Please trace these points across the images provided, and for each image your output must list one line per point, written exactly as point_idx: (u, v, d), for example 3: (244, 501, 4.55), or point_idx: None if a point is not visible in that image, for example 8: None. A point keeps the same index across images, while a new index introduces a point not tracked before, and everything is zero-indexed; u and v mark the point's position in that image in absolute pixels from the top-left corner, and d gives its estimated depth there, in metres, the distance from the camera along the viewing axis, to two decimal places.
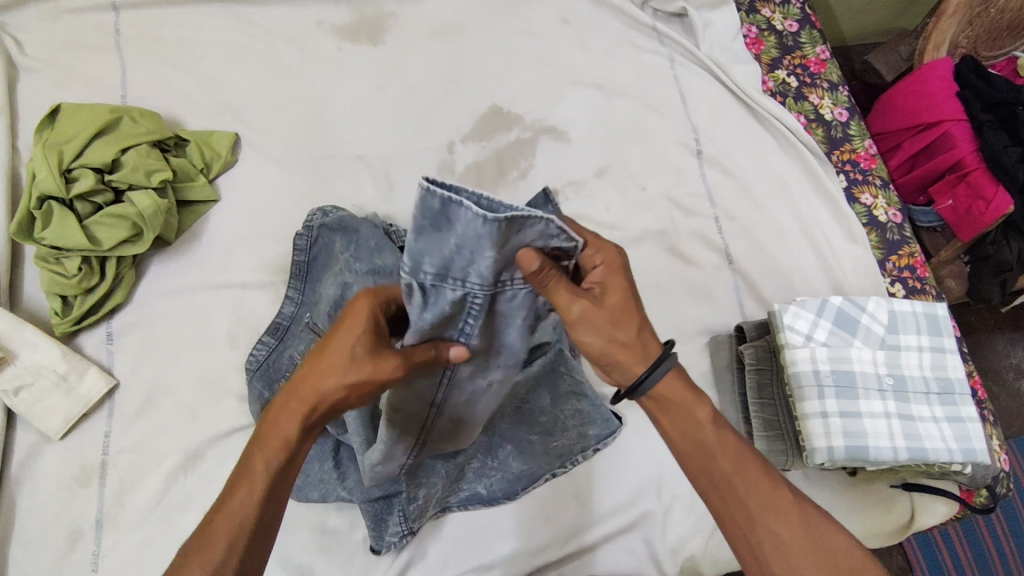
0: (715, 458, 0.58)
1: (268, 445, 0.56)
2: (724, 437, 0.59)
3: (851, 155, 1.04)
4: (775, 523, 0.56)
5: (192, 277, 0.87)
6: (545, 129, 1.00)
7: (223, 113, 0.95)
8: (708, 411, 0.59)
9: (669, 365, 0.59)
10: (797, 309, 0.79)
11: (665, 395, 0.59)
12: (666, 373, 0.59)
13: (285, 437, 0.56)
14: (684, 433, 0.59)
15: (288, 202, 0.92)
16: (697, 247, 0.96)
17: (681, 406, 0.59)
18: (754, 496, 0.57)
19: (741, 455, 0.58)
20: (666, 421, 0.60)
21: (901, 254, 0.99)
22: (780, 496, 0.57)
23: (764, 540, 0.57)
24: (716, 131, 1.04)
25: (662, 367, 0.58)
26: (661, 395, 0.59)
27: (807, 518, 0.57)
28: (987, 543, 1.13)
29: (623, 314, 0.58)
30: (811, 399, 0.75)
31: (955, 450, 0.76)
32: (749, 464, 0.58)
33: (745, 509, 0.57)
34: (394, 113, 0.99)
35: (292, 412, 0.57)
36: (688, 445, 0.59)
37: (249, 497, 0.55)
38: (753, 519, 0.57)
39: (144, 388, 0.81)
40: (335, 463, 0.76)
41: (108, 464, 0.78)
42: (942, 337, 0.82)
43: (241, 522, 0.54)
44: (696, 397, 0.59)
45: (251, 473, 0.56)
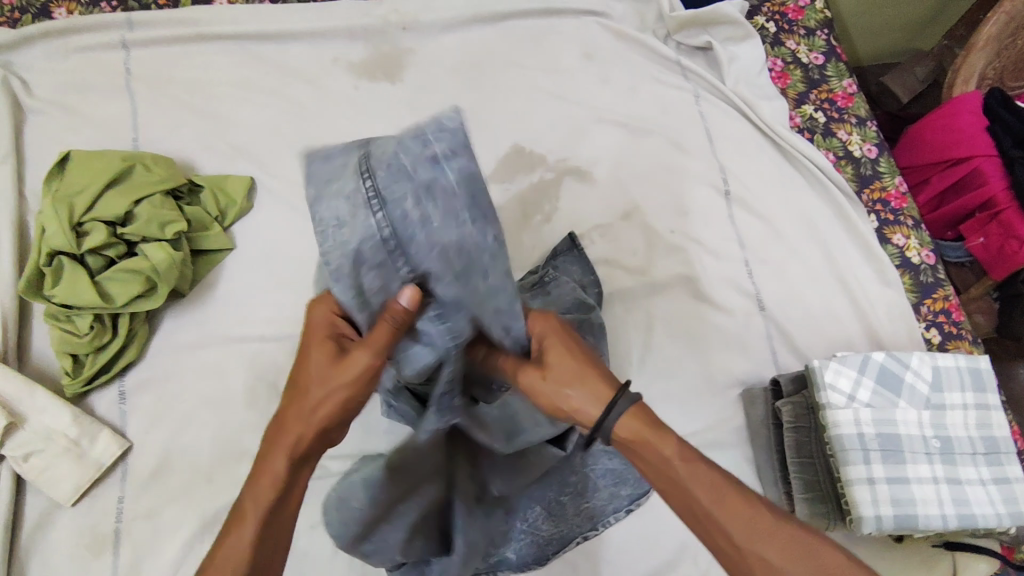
0: (687, 490, 0.49)
1: (255, 485, 0.50)
2: (695, 467, 0.49)
3: (881, 194, 1.01)
4: (765, 551, 0.47)
5: (207, 331, 0.83)
6: (568, 169, 0.97)
7: (237, 156, 0.92)
8: (675, 445, 0.49)
9: (628, 404, 0.50)
10: (838, 366, 0.76)
11: (632, 433, 0.50)
12: (630, 409, 0.50)
13: (272, 475, 0.50)
14: (655, 472, 0.50)
15: (305, 250, 0.88)
16: (727, 292, 0.93)
17: (644, 444, 0.50)
18: (741, 530, 0.48)
19: (717, 482, 0.49)
20: (640, 458, 0.50)
21: (936, 297, 0.96)
22: (767, 521, 0.48)
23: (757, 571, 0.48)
24: (743, 170, 1.01)
25: (611, 420, 0.50)
26: (627, 436, 0.50)
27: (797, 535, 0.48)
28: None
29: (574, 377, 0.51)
30: (857, 464, 0.72)
31: (1004, 514, 0.74)
32: (725, 490, 0.48)
33: (729, 541, 0.48)
34: None
35: (276, 450, 0.50)
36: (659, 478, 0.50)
37: (238, 540, 0.50)
38: (740, 548, 0.48)
39: (158, 450, 0.78)
40: (406, 537, 0.64)
41: (122, 532, 0.75)
42: (986, 394, 0.79)
43: (239, 560, 0.49)
44: (661, 431, 0.50)
45: (244, 519, 0.50)
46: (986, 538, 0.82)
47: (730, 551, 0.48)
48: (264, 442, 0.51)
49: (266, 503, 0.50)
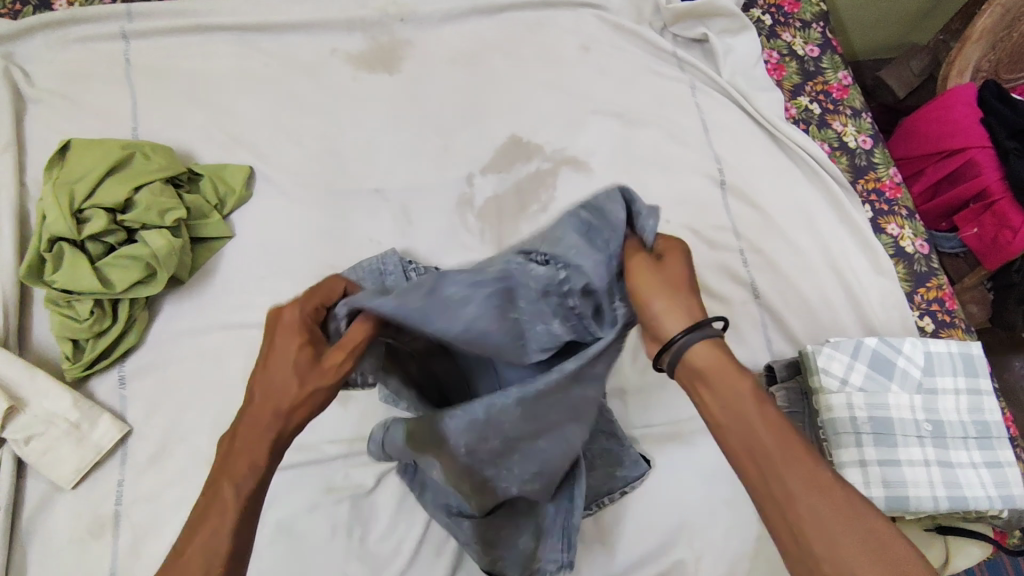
0: (750, 425, 0.47)
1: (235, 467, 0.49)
2: (765, 408, 0.47)
3: (876, 184, 1.02)
4: (817, 502, 0.43)
5: (206, 317, 0.84)
6: (565, 159, 0.98)
7: (236, 146, 0.93)
8: (750, 383, 0.48)
9: (708, 334, 0.50)
10: (831, 350, 0.77)
11: (705, 364, 0.50)
12: (708, 342, 0.50)
13: (253, 461, 0.49)
14: (723, 406, 0.48)
15: (304, 238, 0.89)
16: (722, 281, 0.94)
17: (718, 374, 0.49)
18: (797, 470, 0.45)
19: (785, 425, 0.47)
20: (715, 386, 0.49)
21: (929, 286, 0.97)
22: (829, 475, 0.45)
23: (804, 522, 0.43)
24: (739, 160, 1.02)
25: (688, 341, 0.50)
26: (697, 365, 0.50)
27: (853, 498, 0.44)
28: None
29: (679, 285, 0.53)
30: (848, 446, 0.73)
31: (995, 497, 0.75)
32: (794, 439, 0.46)
33: (783, 486, 0.44)
34: (410, 144, 0.96)
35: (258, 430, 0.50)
36: (726, 407, 0.48)
37: (218, 524, 0.47)
38: (791, 496, 0.44)
39: (157, 434, 0.79)
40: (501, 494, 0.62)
41: (121, 515, 0.76)
42: (978, 378, 0.80)
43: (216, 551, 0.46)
44: (737, 371, 0.49)
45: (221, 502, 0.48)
46: (979, 522, 0.83)
47: (781, 497, 0.45)
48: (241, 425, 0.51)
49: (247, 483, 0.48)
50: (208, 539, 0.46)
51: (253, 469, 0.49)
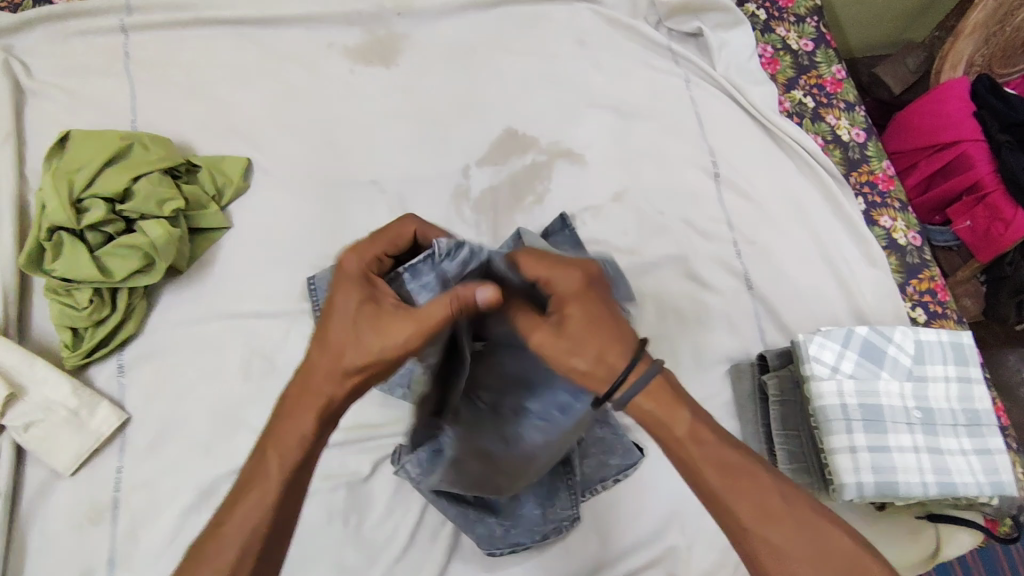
0: (700, 471, 0.50)
1: (282, 443, 0.52)
2: (714, 450, 0.50)
3: (869, 177, 1.03)
4: (770, 532, 0.49)
5: (204, 307, 0.85)
6: (560, 152, 0.99)
7: (235, 138, 0.94)
8: (690, 426, 0.51)
9: (648, 374, 0.51)
10: (822, 339, 0.77)
11: (647, 412, 0.51)
12: (645, 383, 0.51)
13: (301, 434, 0.52)
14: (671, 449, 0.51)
15: (301, 229, 0.90)
16: (716, 272, 0.95)
17: (662, 427, 0.51)
18: (747, 505, 0.50)
19: (728, 461, 0.50)
20: (680, 434, 0.50)
21: (922, 277, 0.98)
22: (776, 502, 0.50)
23: (760, 547, 0.50)
24: (733, 153, 1.03)
25: (626, 395, 0.51)
26: (644, 413, 0.51)
27: (802, 516, 0.50)
28: (1003, 566, 1.11)
29: (590, 329, 0.51)
30: (839, 433, 0.74)
31: (984, 483, 0.75)
32: (739, 474, 0.50)
33: (736, 519, 0.50)
34: (407, 137, 0.97)
35: (303, 407, 0.52)
36: (683, 450, 0.51)
37: (258, 501, 0.50)
38: (743, 526, 0.50)
39: (156, 422, 0.80)
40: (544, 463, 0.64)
41: (120, 501, 0.77)
42: (969, 367, 0.80)
43: (256, 522, 0.50)
44: (683, 412, 0.51)
45: (266, 470, 0.51)
46: (970, 511, 0.84)
47: (752, 543, 0.50)
48: (291, 395, 0.53)
49: (287, 459, 0.51)
50: (250, 511, 0.50)
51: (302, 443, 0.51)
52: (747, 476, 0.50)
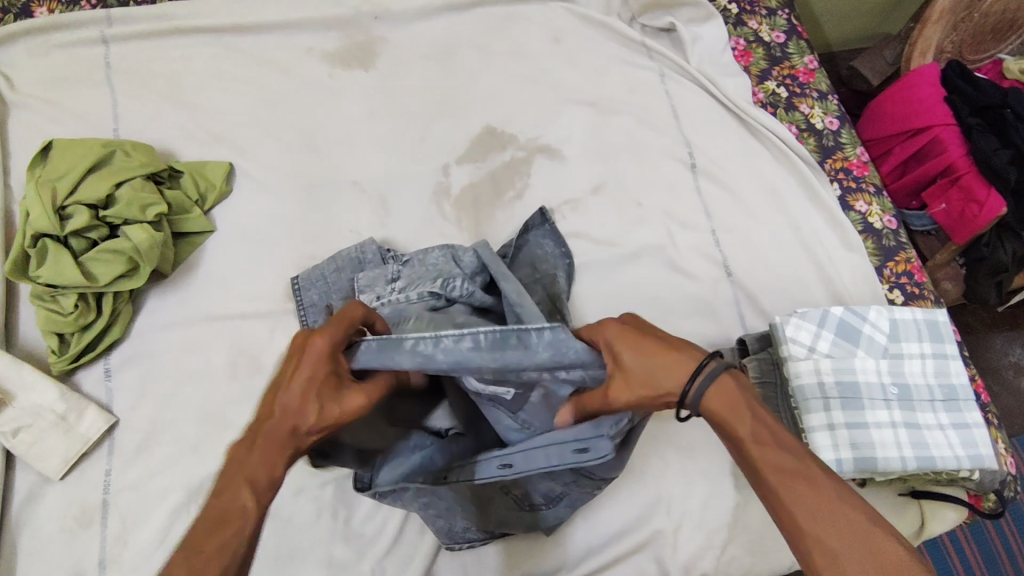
0: (757, 466, 0.49)
1: (244, 486, 0.49)
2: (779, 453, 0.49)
3: (843, 163, 1.04)
4: (822, 534, 0.46)
5: (189, 309, 0.86)
6: (539, 148, 1.00)
7: (217, 143, 0.95)
8: (752, 423, 0.50)
9: (716, 372, 0.51)
10: (798, 320, 0.79)
11: (719, 405, 0.51)
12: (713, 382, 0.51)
13: (269, 473, 0.50)
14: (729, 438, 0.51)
15: (285, 229, 0.91)
16: (695, 260, 0.96)
17: (726, 421, 0.50)
18: (803, 507, 0.47)
19: (787, 460, 0.48)
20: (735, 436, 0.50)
21: (898, 260, 0.99)
22: (838, 508, 0.46)
23: (813, 554, 0.46)
24: (709, 144, 1.04)
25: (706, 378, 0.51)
26: (712, 406, 0.51)
27: (863, 531, 0.45)
28: (996, 544, 1.11)
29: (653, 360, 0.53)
30: (816, 411, 0.76)
31: (962, 457, 0.76)
32: (796, 471, 0.48)
33: (792, 519, 0.47)
34: (388, 137, 0.99)
35: (270, 449, 0.50)
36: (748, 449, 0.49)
37: (237, 530, 0.47)
38: (801, 530, 0.46)
39: (144, 424, 0.81)
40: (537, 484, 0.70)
41: (110, 504, 0.77)
42: (943, 343, 0.82)
43: (237, 554, 0.47)
44: (748, 413, 0.50)
45: (230, 511, 0.48)
46: (952, 486, 0.85)
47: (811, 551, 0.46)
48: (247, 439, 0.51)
49: (264, 496, 0.49)
50: (229, 537, 0.47)
51: (274, 477, 0.50)
52: (800, 473, 0.47)
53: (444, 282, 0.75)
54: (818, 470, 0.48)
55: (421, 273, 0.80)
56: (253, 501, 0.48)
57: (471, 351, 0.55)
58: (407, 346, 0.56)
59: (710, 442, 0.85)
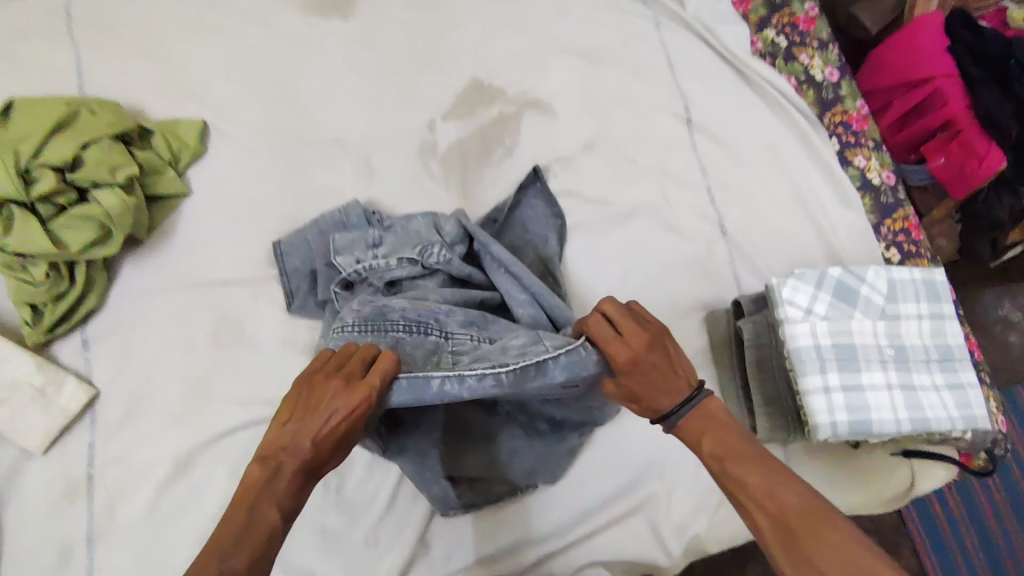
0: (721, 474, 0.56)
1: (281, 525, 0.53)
2: (752, 470, 0.54)
3: (842, 117, 1.01)
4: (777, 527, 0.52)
5: (168, 277, 0.83)
6: (528, 102, 0.96)
7: (188, 101, 0.90)
8: (715, 438, 0.57)
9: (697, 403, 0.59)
10: (795, 282, 0.77)
11: (699, 428, 0.58)
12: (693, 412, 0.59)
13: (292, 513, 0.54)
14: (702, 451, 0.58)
15: (264, 191, 0.87)
16: (690, 219, 0.93)
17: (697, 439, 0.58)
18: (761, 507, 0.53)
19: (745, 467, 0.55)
20: (709, 453, 0.57)
21: (896, 218, 0.97)
22: (790, 503, 0.52)
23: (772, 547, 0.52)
24: (705, 97, 1.00)
25: (692, 405, 0.59)
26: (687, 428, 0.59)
27: (814, 521, 0.51)
28: None
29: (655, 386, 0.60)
30: (814, 374, 0.74)
31: (957, 418, 0.76)
32: (750, 473, 0.54)
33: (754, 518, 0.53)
34: (369, 92, 0.94)
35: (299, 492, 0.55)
36: (721, 463, 0.56)
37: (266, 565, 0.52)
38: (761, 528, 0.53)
39: (125, 396, 0.78)
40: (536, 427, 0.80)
41: (95, 477, 0.76)
42: (941, 303, 0.81)
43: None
44: (712, 432, 0.57)
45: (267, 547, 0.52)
46: (943, 445, 0.85)
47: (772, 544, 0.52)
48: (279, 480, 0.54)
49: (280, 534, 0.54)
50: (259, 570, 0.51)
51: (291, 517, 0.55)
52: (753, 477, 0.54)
53: (421, 249, 0.79)
54: (782, 475, 0.54)
55: (404, 240, 0.81)
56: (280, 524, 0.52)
57: (495, 386, 0.60)
58: (433, 386, 0.59)
59: None
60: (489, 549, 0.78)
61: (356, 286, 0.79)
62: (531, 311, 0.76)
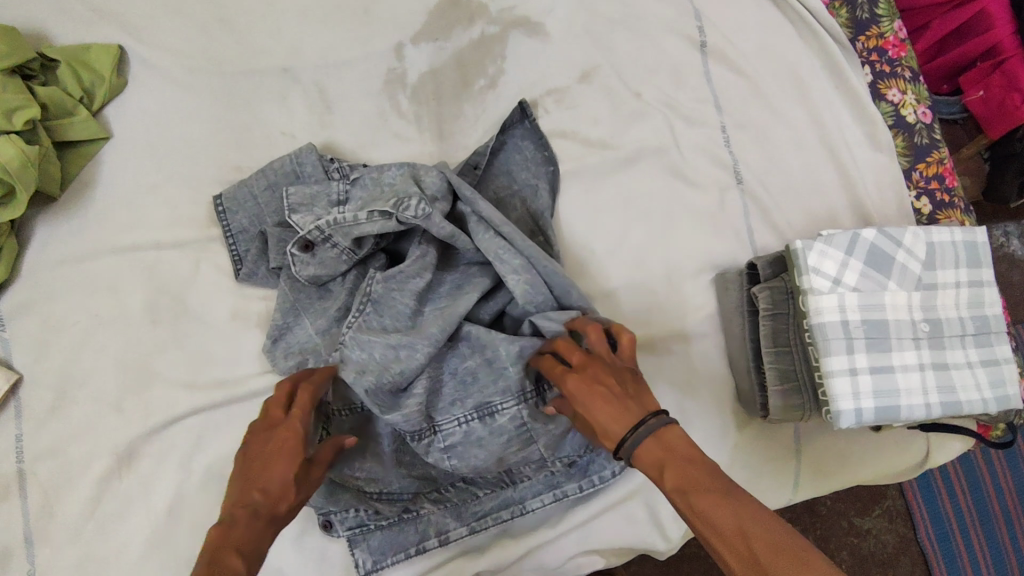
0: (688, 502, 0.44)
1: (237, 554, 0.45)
2: (715, 502, 0.43)
3: (878, 42, 0.87)
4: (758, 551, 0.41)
5: (93, 240, 0.71)
6: (514, 21, 0.81)
7: (101, 19, 0.74)
8: (676, 458, 0.46)
9: (654, 424, 0.48)
10: (823, 247, 0.67)
11: (657, 460, 0.46)
12: (651, 432, 0.47)
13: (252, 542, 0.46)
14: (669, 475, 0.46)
15: (202, 133, 0.74)
16: (700, 164, 0.81)
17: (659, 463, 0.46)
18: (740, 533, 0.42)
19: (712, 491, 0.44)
20: (671, 488, 0.45)
21: (929, 161, 0.86)
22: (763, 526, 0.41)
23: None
24: (722, 15, 0.86)
25: (645, 430, 0.47)
26: (648, 456, 0.47)
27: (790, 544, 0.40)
28: (982, 471, 1.11)
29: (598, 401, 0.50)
30: (839, 354, 0.65)
31: (990, 400, 0.69)
32: (709, 490, 0.44)
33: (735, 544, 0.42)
34: (324, 8, 0.78)
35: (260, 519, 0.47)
36: (685, 498, 0.44)
37: None
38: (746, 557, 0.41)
39: (54, 380, 0.68)
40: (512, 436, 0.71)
41: (26, 473, 0.66)
42: (981, 269, 0.72)
43: None
44: (674, 456, 0.46)
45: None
46: (963, 419, 0.79)
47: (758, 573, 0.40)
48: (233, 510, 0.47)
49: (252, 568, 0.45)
50: None
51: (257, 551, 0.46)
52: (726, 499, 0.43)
53: (398, 202, 0.63)
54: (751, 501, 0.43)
55: (375, 195, 0.67)
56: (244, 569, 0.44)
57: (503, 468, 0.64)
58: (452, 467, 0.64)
59: (705, 379, 0.78)
60: (475, 537, 0.72)
61: (317, 246, 0.65)
62: (526, 276, 0.64)
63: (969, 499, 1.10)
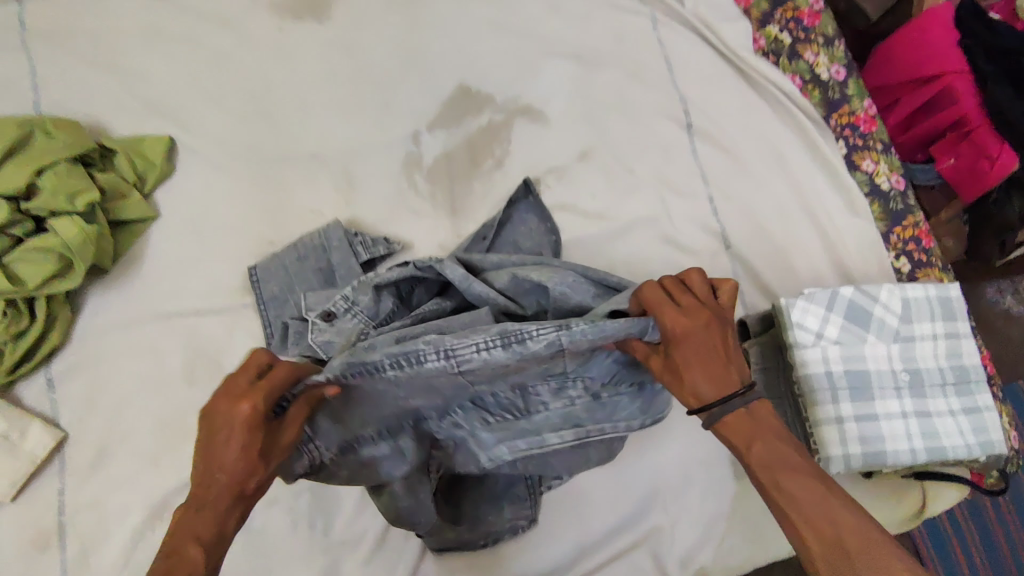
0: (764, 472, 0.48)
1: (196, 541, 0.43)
2: (806, 482, 0.46)
3: (849, 118, 0.96)
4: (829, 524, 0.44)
5: (138, 307, 0.78)
6: (518, 109, 0.90)
7: (155, 115, 0.84)
8: (763, 436, 0.48)
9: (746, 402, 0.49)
10: (805, 304, 0.71)
11: (745, 429, 0.49)
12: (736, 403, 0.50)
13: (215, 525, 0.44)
14: (760, 449, 0.48)
15: (239, 212, 0.82)
16: (691, 231, 0.88)
17: (742, 431, 0.49)
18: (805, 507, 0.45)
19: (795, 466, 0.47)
20: (755, 461, 0.48)
21: (905, 224, 0.93)
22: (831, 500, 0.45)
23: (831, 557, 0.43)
24: (706, 99, 0.95)
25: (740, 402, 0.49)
26: (730, 426, 0.50)
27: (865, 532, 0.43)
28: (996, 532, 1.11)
29: (693, 359, 0.51)
30: (826, 404, 0.70)
31: (974, 445, 0.73)
32: (785, 466, 0.47)
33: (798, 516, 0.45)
34: (349, 102, 0.88)
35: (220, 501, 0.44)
36: (769, 470, 0.47)
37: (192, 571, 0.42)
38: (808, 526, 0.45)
39: (96, 438, 0.74)
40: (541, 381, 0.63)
41: (66, 525, 0.71)
42: (956, 321, 0.77)
43: None
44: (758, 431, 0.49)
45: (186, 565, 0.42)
46: (956, 467, 0.82)
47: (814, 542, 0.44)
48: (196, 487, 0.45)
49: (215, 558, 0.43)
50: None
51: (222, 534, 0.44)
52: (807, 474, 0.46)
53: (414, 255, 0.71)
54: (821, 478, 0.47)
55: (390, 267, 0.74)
56: (206, 561, 0.43)
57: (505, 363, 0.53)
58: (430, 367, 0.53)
59: None
60: None
61: (338, 317, 0.69)
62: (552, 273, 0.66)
63: (984, 558, 1.10)
